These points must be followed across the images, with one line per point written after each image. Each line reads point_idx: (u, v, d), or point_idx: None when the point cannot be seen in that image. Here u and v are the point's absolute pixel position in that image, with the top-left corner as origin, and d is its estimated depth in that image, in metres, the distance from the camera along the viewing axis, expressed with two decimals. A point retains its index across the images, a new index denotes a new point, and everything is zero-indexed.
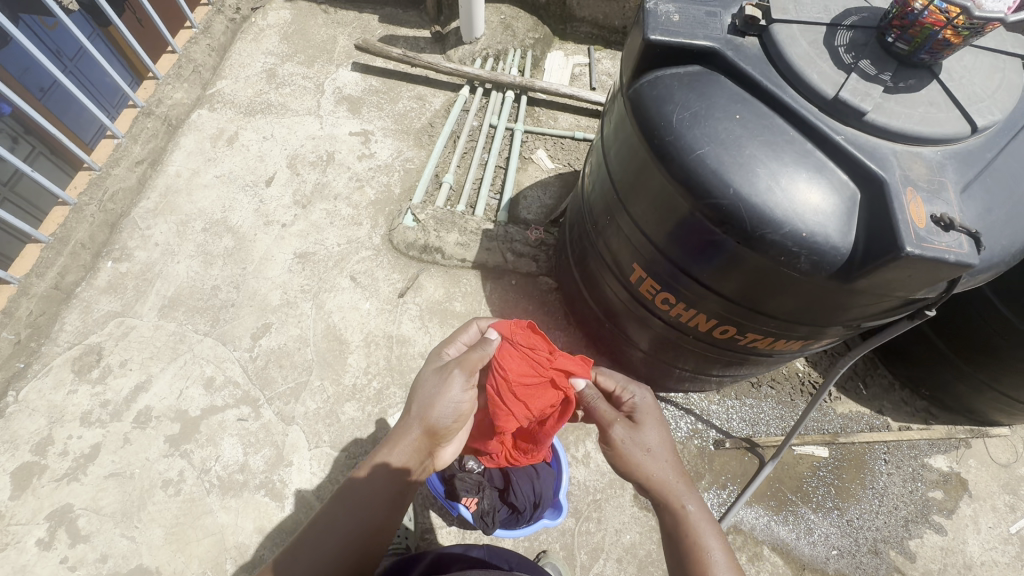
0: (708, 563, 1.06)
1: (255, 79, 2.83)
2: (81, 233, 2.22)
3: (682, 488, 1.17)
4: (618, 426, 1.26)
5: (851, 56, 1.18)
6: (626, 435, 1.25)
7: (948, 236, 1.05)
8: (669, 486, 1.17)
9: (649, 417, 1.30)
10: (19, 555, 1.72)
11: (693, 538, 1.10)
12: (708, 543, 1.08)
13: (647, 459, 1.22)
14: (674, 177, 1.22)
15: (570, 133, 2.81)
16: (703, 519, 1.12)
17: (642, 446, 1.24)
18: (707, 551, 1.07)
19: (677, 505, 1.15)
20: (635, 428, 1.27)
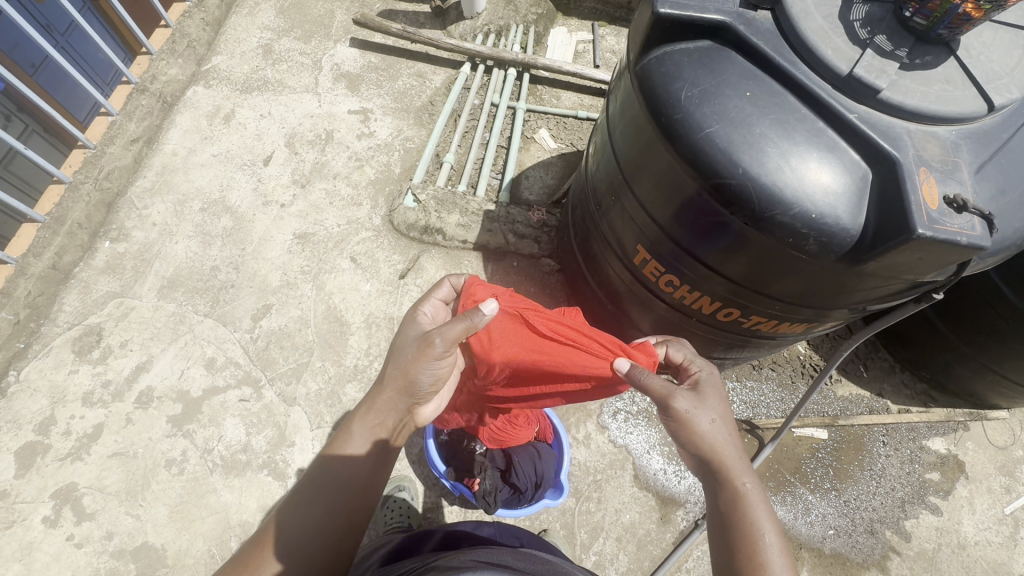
0: (756, 543, 0.96)
1: (251, 55, 2.76)
2: (77, 212, 2.20)
3: (743, 467, 1.08)
4: (679, 394, 1.16)
5: (866, 32, 1.15)
6: (689, 404, 1.15)
7: (960, 218, 1.03)
8: (729, 462, 1.08)
9: (715, 393, 1.20)
10: (25, 532, 1.74)
11: (743, 518, 1.00)
12: (762, 525, 0.98)
13: (706, 431, 1.13)
14: (682, 156, 1.19)
15: (573, 112, 2.76)
16: (759, 500, 1.02)
17: (703, 417, 1.14)
18: (756, 530, 0.98)
19: (735, 481, 1.06)
20: (700, 398, 1.17)
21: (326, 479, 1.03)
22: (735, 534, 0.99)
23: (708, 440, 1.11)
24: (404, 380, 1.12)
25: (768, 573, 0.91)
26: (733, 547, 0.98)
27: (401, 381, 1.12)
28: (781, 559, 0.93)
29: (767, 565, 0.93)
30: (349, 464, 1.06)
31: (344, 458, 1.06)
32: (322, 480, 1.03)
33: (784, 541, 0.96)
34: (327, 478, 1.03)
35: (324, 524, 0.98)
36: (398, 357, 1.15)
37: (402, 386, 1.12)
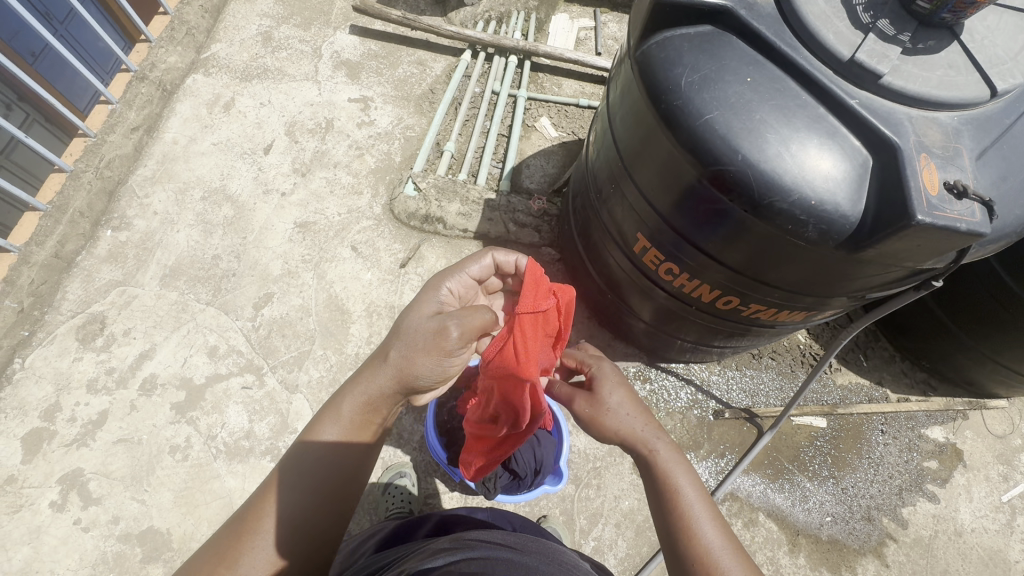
0: (677, 499, 1.07)
1: (250, 42, 2.75)
2: (79, 201, 2.21)
3: (653, 433, 1.18)
4: (581, 400, 1.26)
5: (869, 16, 1.14)
6: (591, 405, 1.24)
7: (960, 204, 1.03)
8: (637, 437, 1.18)
9: (612, 379, 1.27)
10: (32, 516, 1.76)
11: (665, 480, 1.11)
12: (680, 482, 1.09)
13: (611, 422, 1.21)
14: (682, 143, 1.19)
15: (574, 100, 2.75)
16: (672, 459, 1.14)
17: (605, 409, 1.22)
18: (676, 489, 1.09)
19: (648, 452, 1.16)
20: (602, 392, 1.24)
21: (306, 467, 1.03)
22: (660, 493, 1.10)
23: (616, 424, 1.20)
24: (400, 373, 1.09)
25: (692, 521, 1.03)
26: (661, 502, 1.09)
27: (396, 373, 1.09)
28: (702, 507, 1.06)
29: (691, 515, 1.04)
30: (329, 453, 1.05)
31: (325, 447, 1.05)
32: (301, 469, 1.03)
33: (701, 490, 1.08)
34: (307, 466, 1.03)
35: (303, 508, 0.99)
36: (397, 347, 1.11)
37: (396, 378, 1.09)
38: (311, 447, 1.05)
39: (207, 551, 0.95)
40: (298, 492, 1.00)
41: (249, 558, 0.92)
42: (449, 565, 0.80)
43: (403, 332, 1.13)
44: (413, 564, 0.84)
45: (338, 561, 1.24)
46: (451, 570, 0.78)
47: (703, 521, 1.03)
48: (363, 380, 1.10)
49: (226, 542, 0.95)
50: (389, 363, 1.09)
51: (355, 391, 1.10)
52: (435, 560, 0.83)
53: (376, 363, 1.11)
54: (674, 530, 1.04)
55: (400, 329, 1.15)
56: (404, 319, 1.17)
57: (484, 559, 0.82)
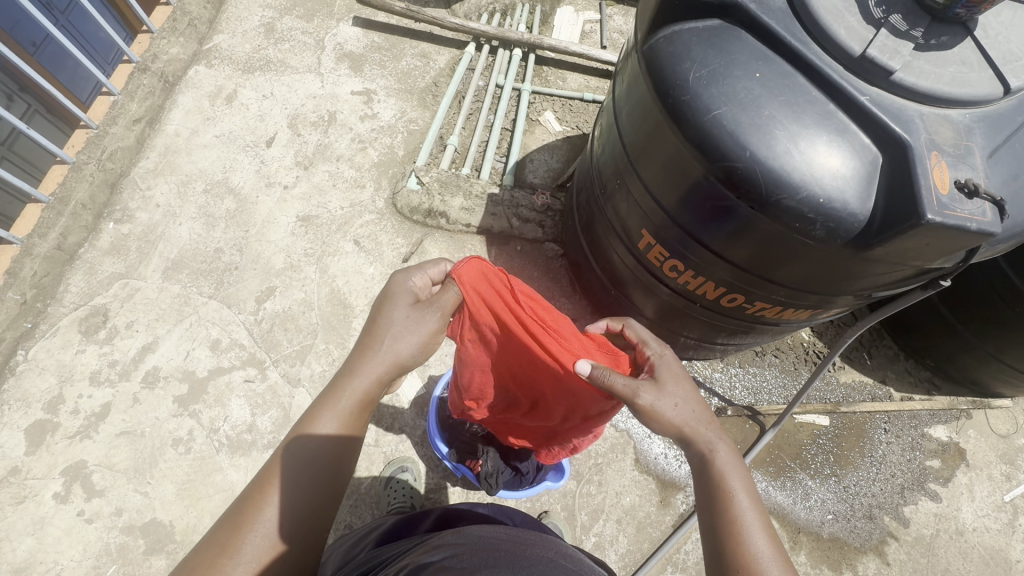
0: (730, 501, 1.01)
1: (253, 34, 2.72)
2: (81, 193, 2.20)
3: (713, 433, 1.12)
4: (645, 389, 1.14)
5: (881, 10, 1.12)
6: (654, 395, 1.14)
7: (971, 203, 1.02)
8: (697, 434, 1.12)
9: (676, 373, 1.21)
10: (36, 507, 1.77)
11: (719, 482, 1.05)
12: (734, 485, 1.03)
13: (670, 415, 1.14)
14: (689, 139, 1.18)
15: (579, 94, 2.73)
16: (730, 462, 1.08)
17: (667, 403, 1.14)
18: (729, 492, 1.03)
19: (706, 451, 1.10)
20: (663, 385, 1.17)
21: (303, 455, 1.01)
22: (710, 496, 1.04)
23: (674, 419, 1.14)
24: (395, 358, 1.13)
25: (741, 528, 0.97)
26: (711, 505, 1.03)
27: (391, 358, 1.13)
28: (753, 512, 0.99)
29: (742, 520, 0.98)
30: (325, 439, 1.04)
31: (322, 435, 1.04)
32: (302, 459, 1.01)
33: (754, 496, 1.02)
34: (306, 453, 1.02)
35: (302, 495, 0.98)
36: (387, 333, 1.14)
37: (391, 363, 1.13)
38: (307, 440, 1.03)
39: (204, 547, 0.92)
40: (296, 482, 0.99)
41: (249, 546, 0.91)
42: (446, 560, 0.80)
43: (387, 320, 1.16)
44: (411, 561, 0.83)
45: (337, 555, 1.24)
46: (449, 564, 0.78)
47: (753, 529, 0.97)
48: (357, 365, 1.11)
49: (225, 531, 0.93)
50: (383, 349, 1.13)
51: (350, 377, 1.10)
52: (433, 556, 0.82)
53: (366, 347, 1.13)
54: (722, 537, 0.98)
55: (382, 316, 1.17)
56: (384, 306, 1.19)
57: (483, 554, 0.82)
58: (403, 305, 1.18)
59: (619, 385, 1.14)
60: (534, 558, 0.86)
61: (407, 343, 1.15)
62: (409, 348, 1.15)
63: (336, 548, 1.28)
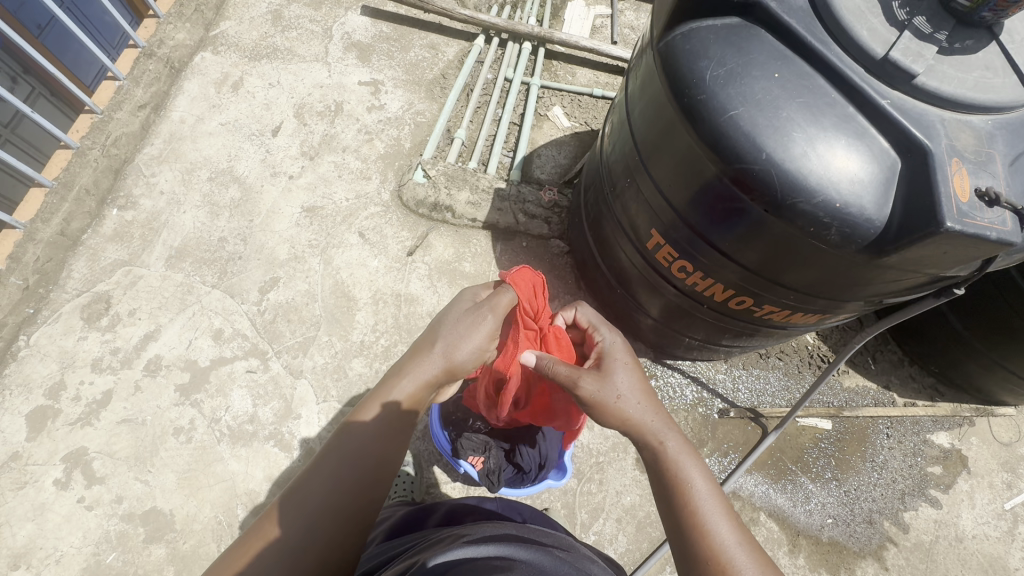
0: (687, 492, 1.03)
1: (260, 21, 2.69)
2: (85, 178, 2.19)
3: (663, 427, 1.15)
4: (585, 377, 1.18)
5: (905, 12, 1.10)
6: (595, 386, 1.18)
7: (991, 212, 1.00)
8: (646, 428, 1.15)
9: (622, 362, 1.24)
10: (37, 493, 1.77)
11: (672, 469, 1.08)
12: (690, 475, 1.05)
13: (619, 406, 1.17)
14: (704, 139, 1.16)
15: (588, 90, 2.70)
16: (683, 454, 1.10)
17: (611, 396, 1.17)
18: (687, 484, 1.04)
19: (659, 444, 1.12)
20: (606, 376, 1.20)
21: (330, 461, 1.01)
22: (669, 490, 1.05)
23: (624, 414, 1.16)
24: (445, 363, 1.18)
25: (702, 519, 0.99)
26: (669, 498, 1.04)
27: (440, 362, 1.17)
28: (711, 503, 1.01)
29: (702, 511, 1.00)
30: (361, 443, 1.04)
31: (356, 439, 1.05)
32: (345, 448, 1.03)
33: (714, 485, 1.05)
34: (337, 456, 1.02)
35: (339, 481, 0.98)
36: (441, 340, 1.20)
37: (442, 367, 1.18)
38: (354, 428, 1.07)
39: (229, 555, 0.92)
40: (320, 500, 0.95)
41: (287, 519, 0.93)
42: (474, 557, 0.78)
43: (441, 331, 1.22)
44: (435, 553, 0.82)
45: None
46: (471, 562, 0.77)
47: (715, 518, 0.99)
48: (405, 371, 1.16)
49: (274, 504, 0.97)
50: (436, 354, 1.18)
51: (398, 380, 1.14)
52: (458, 549, 0.81)
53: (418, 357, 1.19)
54: (682, 526, 1.00)
55: (437, 327, 1.23)
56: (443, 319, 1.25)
57: (506, 555, 0.81)
58: (461, 316, 1.24)
59: (563, 372, 1.20)
60: (556, 559, 0.85)
61: (461, 346, 1.19)
62: (465, 351, 1.20)
63: None
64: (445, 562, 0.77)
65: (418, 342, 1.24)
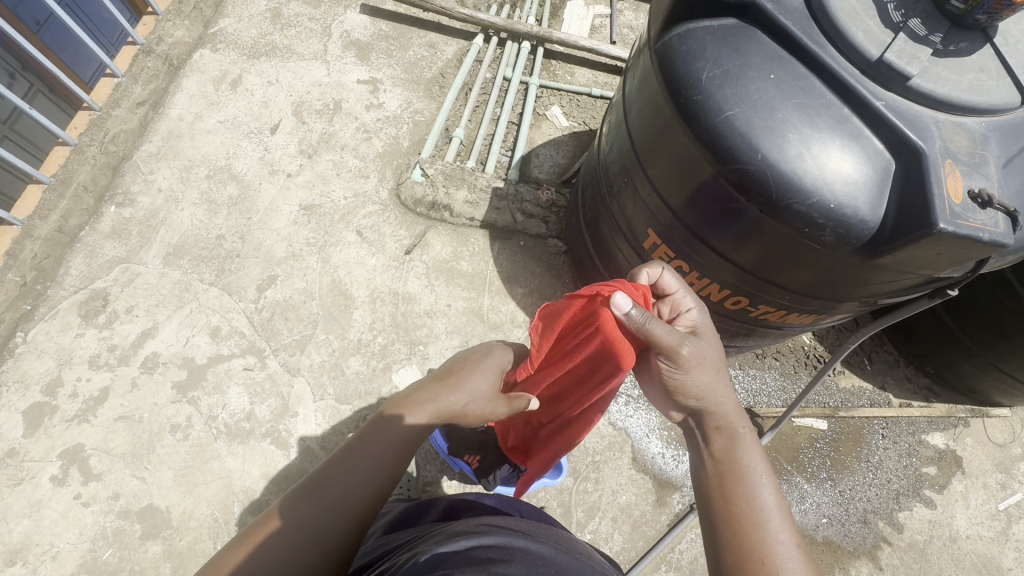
0: (753, 486, 0.98)
1: (259, 19, 2.69)
2: (83, 175, 2.19)
3: (738, 416, 1.10)
4: (688, 340, 1.11)
5: (900, 14, 1.11)
6: (696, 351, 1.10)
7: (984, 214, 1.01)
8: (726, 410, 1.09)
9: (714, 341, 1.16)
10: (33, 490, 1.77)
11: (740, 458, 1.02)
12: (758, 466, 1.00)
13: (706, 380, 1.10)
14: (700, 139, 1.16)
15: (586, 90, 2.70)
16: (754, 445, 1.05)
17: (707, 366, 1.10)
18: (752, 475, 1.00)
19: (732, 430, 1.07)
20: (704, 345, 1.13)
21: (341, 465, 0.99)
22: (733, 481, 0.99)
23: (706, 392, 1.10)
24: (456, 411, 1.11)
25: (762, 517, 0.93)
26: (733, 490, 0.98)
27: (449, 411, 1.10)
28: (773, 501, 0.95)
29: (762, 507, 0.94)
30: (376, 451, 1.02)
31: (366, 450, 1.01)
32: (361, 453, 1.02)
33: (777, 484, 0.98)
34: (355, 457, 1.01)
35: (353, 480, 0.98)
36: (461, 391, 1.11)
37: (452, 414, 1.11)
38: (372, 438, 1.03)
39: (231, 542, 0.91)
40: (333, 495, 0.95)
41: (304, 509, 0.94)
42: (472, 548, 0.79)
43: (467, 381, 1.13)
44: (436, 545, 0.83)
45: None
46: (469, 553, 0.78)
47: (775, 519, 0.92)
48: (426, 397, 1.09)
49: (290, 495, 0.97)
50: (451, 399, 1.10)
51: (418, 406, 1.07)
52: (457, 542, 0.82)
53: (440, 390, 1.10)
54: (739, 522, 0.93)
55: (467, 370, 1.14)
56: (473, 365, 1.16)
57: (504, 547, 0.82)
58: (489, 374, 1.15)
59: (661, 333, 1.07)
60: (554, 551, 0.86)
61: (473, 403, 1.12)
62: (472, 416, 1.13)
63: None
64: (443, 553, 0.78)
65: (443, 370, 1.16)
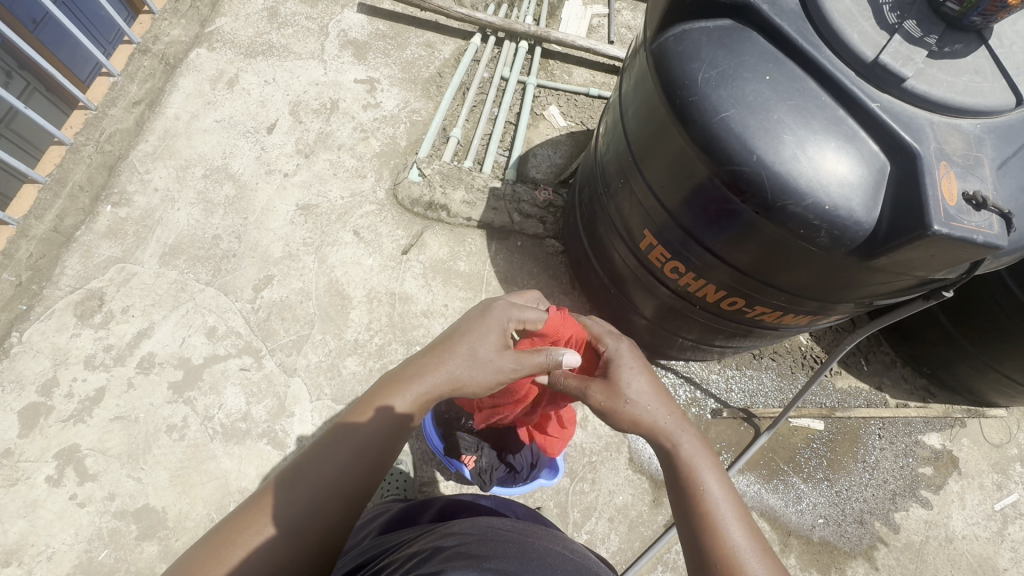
0: (701, 494, 1.02)
1: (255, 18, 2.68)
2: (78, 174, 2.19)
3: (677, 429, 1.13)
4: (592, 382, 1.21)
5: (895, 16, 1.10)
6: (603, 395, 1.18)
7: (978, 215, 1.01)
8: (659, 430, 1.14)
9: (630, 367, 1.22)
10: (29, 490, 1.77)
11: (683, 474, 1.06)
12: (704, 479, 1.03)
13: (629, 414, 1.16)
14: (696, 141, 1.16)
15: (584, 90, 2.70)
16: (699, 455, 1.09)
17: (621, 403, 1.17)
18: (699, 483, 1.03)
19: (671, 449, 1.11)
20: (613, 384, 1.19)
21: (331, 453, 1.00)
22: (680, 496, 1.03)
23: (634, 419, 1.16)
24: (454, 382, 1.14)
25: (720, 525, 0.96)
26: (682, 503, 1.02)
27: (447, 378, 1.13)
28: (729, 510, 0.99)
29: (717, 517, 0.98)
30: (363, 439, 1.03)
31: (358, 436, 1.03)
32: (343, 441, 1.02)
33: (727, 490, 1.01)
34: (337, 447, 1.01)
35: (339, 467, 0.99)
36: (456, 359, 1.13)
37: (450, 385, 1.14)
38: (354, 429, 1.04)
39: (209, 540, 0.89)
40: (316, 484, 0.96)
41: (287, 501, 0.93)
42: (465, 545, 0.80)
43: (464, 347, 1.14)
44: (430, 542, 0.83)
45: None
46: (461, 551, 0.78)
47: (729, 523, 0.96)
48: (422, 373, 1.13)
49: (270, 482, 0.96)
50: (447, 369, 1.13)
51: (409, 386, 1.11)
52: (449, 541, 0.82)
53: (434, 361, 1.14)
54: (694, 530, 0.98)
55: (465, 336, 1.16)
56: (469, 330, 1.17)
57: (497, 544, 0.82)
58: (488, 338, 1.16)
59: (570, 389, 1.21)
60: (546, 549, 0.86)
61: (471, 370, 1.14)
62: (471, 382, 1.14)
63: None
64: (434, 552, 0.78)
65: (439, 340, 1.18)
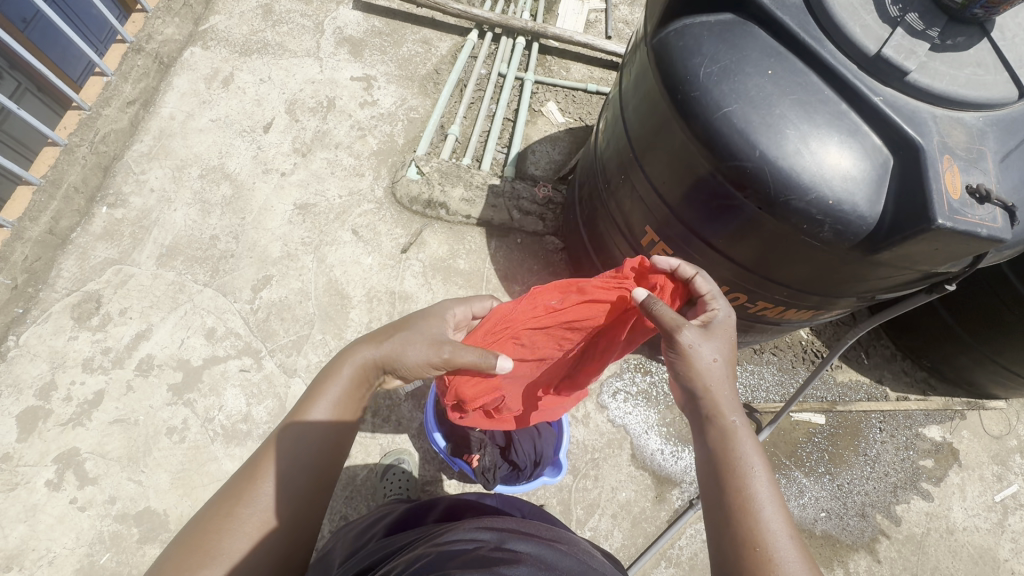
0: (746, 478, 0.93)
1: (250, 15, 2.66)
2: (73, 176, 2.16)
3: (734, 407, 1.05)
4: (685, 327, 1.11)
5: (898, 9, 1.10)
6: (693, 338, 1.10)
7: (982, 209, 1.00)
8: (718, 398, 1.05)
9: (719, 332, 1.14)
10: (29, 495, 1.76)
11: (733, 446, 0.97)
12: (754, 457, 0.95)
13: (705, 369, 1.08)
14: (698, 136, 1.15)
15: (582, 85, 2.68)
16: (749, 436, 0.99)
17: (705, 355, 1.09)
18: (747, 464, 0.94)
19: (726, 420, 1.02)
20: (704, 335, 1.11)
21: (294, 449, 0.99)
22: (725, 469, 0.95)
23: (705, 379, 1.07)
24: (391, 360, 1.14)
25: (754, 506, 0.90)
26: (726, 483, 0.94)
27: (385, 354, 1.13)
28: (767, 494, 0.91)
29: (755, 497, 0.91)
30: (315, 439, 1.02)
31: (315, 428, 1.03)
32: (300, 447, 0.99)
33: (772, 474, 0.93)
34: (294, 452, 0.98)
35: (300, 471, 0.97)
36: (393, 339, 1.15)
37: (385, 361, 1.14)
38: (303, 427, 1.02)
39: (183, 538, 0.88)
40: (283, 486, 0.95)
41: (253, 503, 0.92)
42: (479, 550, 0.79)
43: (399, 329, 1.18)
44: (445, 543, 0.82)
45: (346, 539, 1.23)
46: (472, 555, 0.77)
47: (770, 513, 0.88)
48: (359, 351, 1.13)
49: (242, 477, 0.95)
50: (382, 347, 1.14)
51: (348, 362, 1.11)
52: (459, 545, 0.81)
53: (374, 343, 1.15)
54: (732, 515, 0.90)
55: (404, 323, 1.21)
56: (412, 319, 1.23)
57: (507, 548, 0.81)
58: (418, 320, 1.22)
59: (667, 315, 1.12)
60: (557, 553, 0.84)
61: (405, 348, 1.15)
62: (408, 357, 1.15)
63: (344, 533, 1.27)
64: (444, 557, 0.76)
65: (380, 328, 1.20)
